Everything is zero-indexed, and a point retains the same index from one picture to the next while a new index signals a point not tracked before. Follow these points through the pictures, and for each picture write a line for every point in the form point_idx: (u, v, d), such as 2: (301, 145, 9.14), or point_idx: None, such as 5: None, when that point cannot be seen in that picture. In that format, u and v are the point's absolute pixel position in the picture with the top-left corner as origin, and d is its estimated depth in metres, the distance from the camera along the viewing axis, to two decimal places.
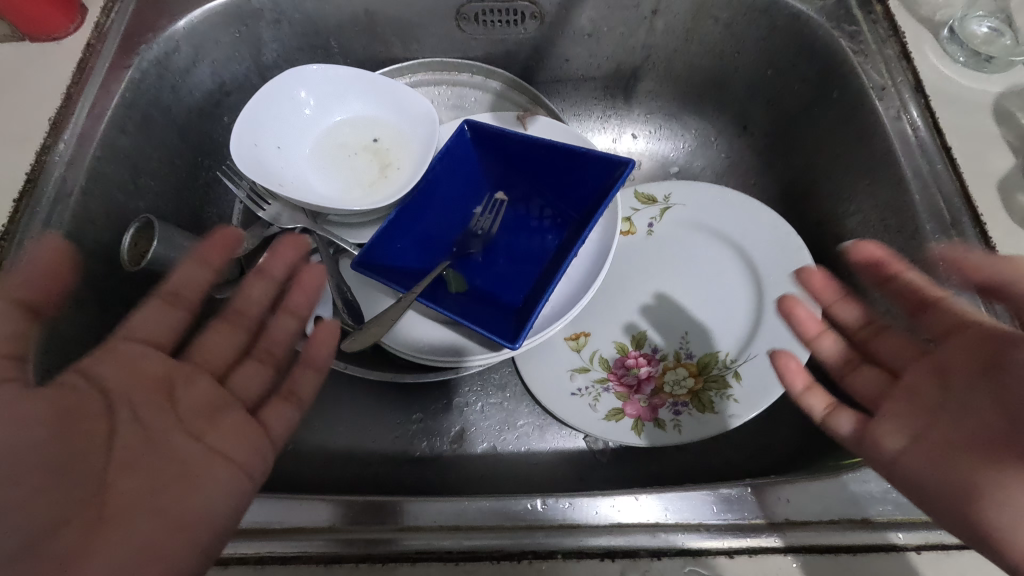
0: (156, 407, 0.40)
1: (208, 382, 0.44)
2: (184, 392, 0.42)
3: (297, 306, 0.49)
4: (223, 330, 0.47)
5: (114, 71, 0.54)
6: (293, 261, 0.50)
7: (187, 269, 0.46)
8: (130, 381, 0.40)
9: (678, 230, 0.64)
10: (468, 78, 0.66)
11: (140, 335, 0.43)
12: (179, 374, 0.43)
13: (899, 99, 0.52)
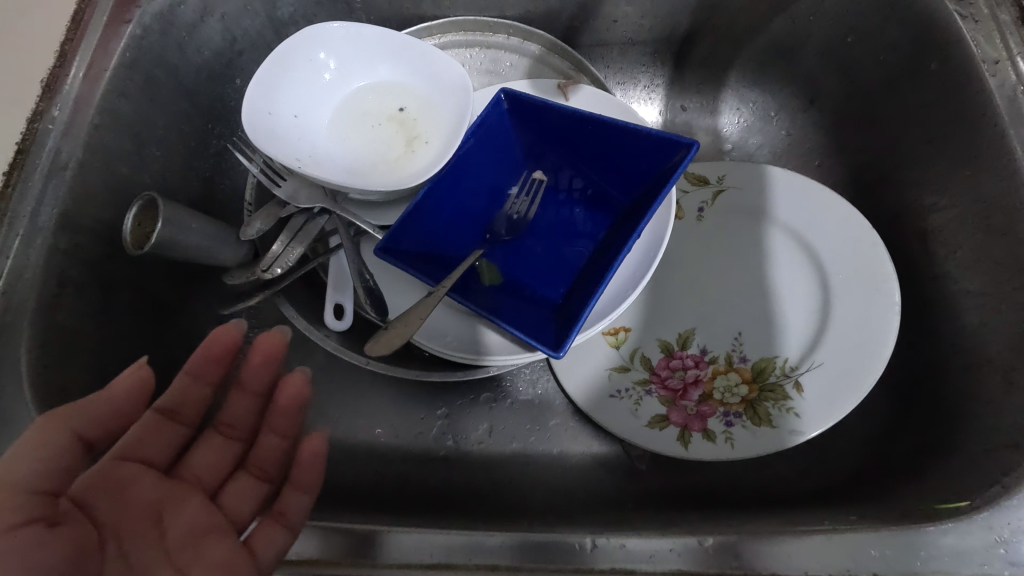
0: (146, 543, 0.36)
1: (201, 505, 0.40)
2: (176, 517, 0.38)
3: (283, 428, 0.45)
4: (213, 442, 0.44)
5: (113, 26, 0.47)
6: (269, 375, 0.44)
7: (181, 386, 0.42)
8: (119, 508, 0.36)
9: (733, 217, 0.57)
10: (504, 40, 0.59)
11: (136, 455, 0.40)
12: (168, 497, 0.39)
13: (1015, 72, 0.43)
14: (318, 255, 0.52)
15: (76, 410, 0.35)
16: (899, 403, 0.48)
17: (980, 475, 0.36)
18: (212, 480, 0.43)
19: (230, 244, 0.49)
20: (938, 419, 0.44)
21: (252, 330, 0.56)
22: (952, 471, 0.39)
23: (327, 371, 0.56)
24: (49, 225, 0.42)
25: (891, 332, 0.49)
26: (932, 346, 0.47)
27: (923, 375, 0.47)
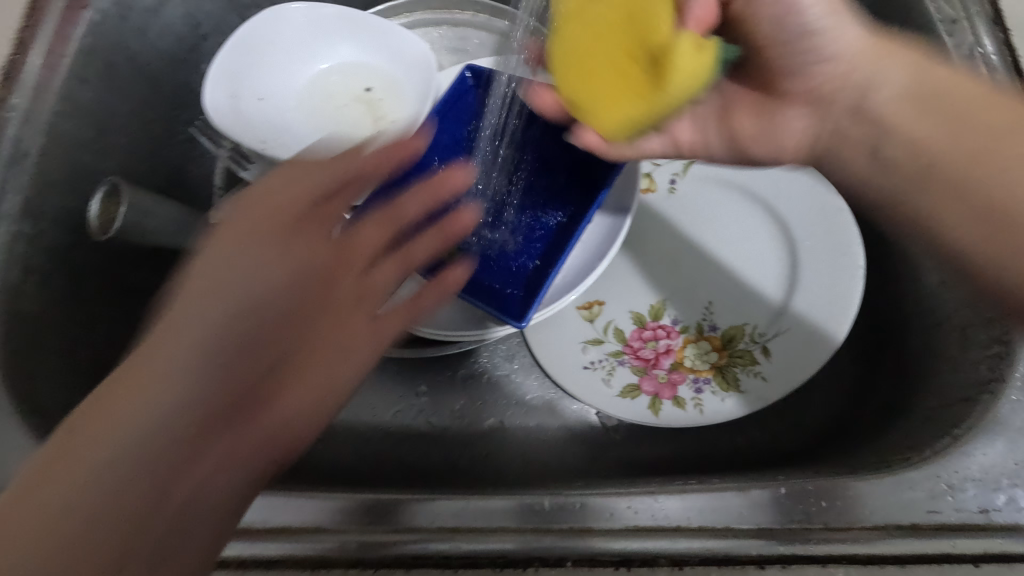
0: (302, 329, 0.35)
1: (357, 274, 0.38)
2: (333, 297, 0.37)
3: (441, 282, 0.41)
4: (374, 229, 0.40)
5: (69, 11, 0.47)
6: (434, 242, 0.41)
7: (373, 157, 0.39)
8: (276, 257, 0.35)
9: (703, 188, 0.58)
10: (471, 17, 0.59)
11: (297, 189, 0.36)
12: (327, 273, 0.37)
13: (972, 32, 0.44)
14: None
15: (251, 217, 0.35)
16: (866, 366, 0.48)
17: (934, 429, 0.37)
18: (370, 253, 0.39)
19: (198, 228, 0.49)
20: (902, 376, 0.44)
21: None
22: (910, 426, 0.39)
23: None
24: (11, 212, 0.42)
25: (856, 295, 0.49)
26: (896, 307, 0.47)
27: (887, 337, 0.48)
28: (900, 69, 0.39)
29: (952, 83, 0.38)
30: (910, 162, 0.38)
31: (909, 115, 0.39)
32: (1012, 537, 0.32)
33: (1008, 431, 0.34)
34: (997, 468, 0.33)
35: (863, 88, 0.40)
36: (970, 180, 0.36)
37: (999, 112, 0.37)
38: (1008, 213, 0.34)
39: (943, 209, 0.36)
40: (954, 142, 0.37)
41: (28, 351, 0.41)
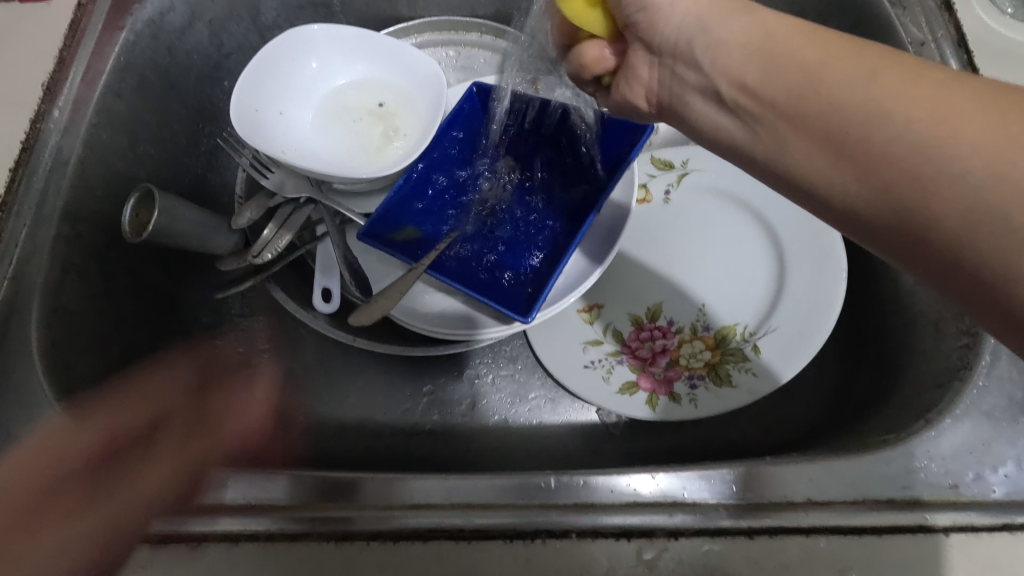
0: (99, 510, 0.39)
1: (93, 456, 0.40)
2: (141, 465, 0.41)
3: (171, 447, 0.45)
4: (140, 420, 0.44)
5: (108, 32, 0.51)
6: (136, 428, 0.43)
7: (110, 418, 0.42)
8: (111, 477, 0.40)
9: (696, 198, 0.61)
10: (478, 38, 0.63)
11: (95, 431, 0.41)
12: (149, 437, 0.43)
13: (939, 54, 0.48)
14: (305, 244, 0.55)
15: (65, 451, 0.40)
16: (849, 362, 0.51)
17: (909, 414, 0.41)
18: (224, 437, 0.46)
19: (223, 232, 0.52)
20: (882, 368, 0.48)
21: (245, 317, 0.59)
22: (891, 412, 0.43)
23: (318, 350, 0.59)
24: (55, 216, 0.46)
25: (841, 294, 0.52)
26: (877, 307, 0.51)
27: (869, 334, 0.51)
28: (731, 19, 0.35)
29: (793, 34, 0.33)
30: (773, 125, 0.34)
31: (752, 69, 0.34)
32: (978, 510, 0.36)
33: (973, 415, 0.38)
34: (965, 447, 0.37)
35: (686, 46, 0.36)
36: (853, 151, 0.30)
37: (885, 79, 0.30)
38: (912, 175, 0.28)
39: (842, 185, 0.31)
40: (800, 102, 0.32)
41: (68, 347, 0.44)
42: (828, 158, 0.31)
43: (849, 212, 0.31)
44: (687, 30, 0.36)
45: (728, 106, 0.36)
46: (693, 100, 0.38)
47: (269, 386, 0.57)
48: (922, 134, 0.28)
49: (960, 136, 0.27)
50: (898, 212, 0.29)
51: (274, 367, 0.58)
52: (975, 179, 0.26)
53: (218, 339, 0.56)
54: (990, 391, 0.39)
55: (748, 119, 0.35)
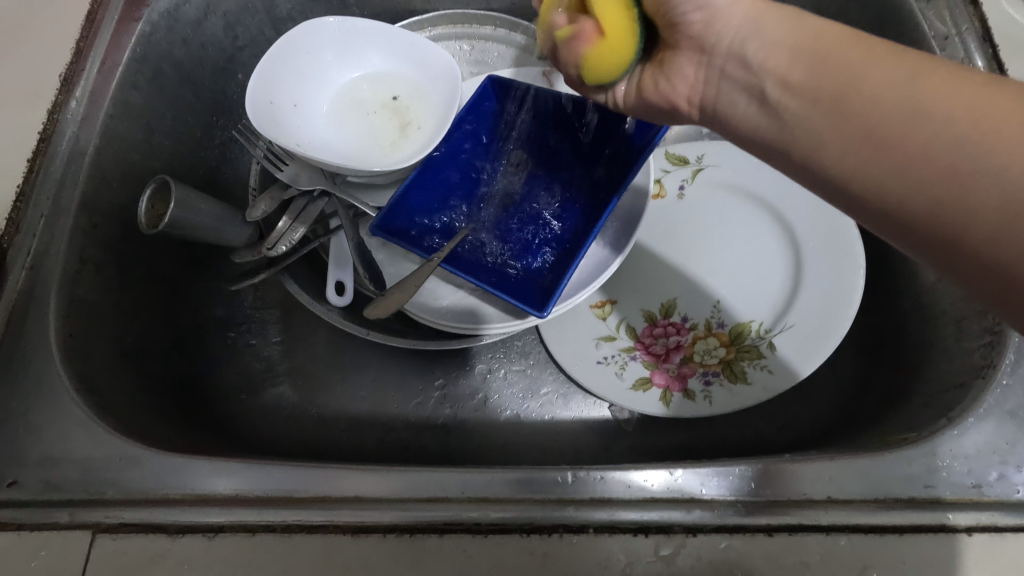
0: None
1: None
2: None
3: None
4: None
5: (124, 23, 0.51)
6: None
7: None
8: None
9: (711, 193, 0.61)
10: (491, 32, 0.63)
11: None
12: None
13: (962, 48, 0.48)
14: (318, 236, 0.55)
15: None
16: (867, 360, 0.51)
17: (930, 412, 0.40)
18: None
19: (237, 225, 0.52)
20: (900, 367, 0.47)
21: (258, 309, 0.59)
22: (910, 410, 0.42)
23: (330, 344, 0.59)
24: (72, 207, 0.46)
25: (858, 293, 0.52)
26: (895, 304, 0.50)
27: (888, 333, 0.50)
28: (778, 22, 0.36)
29: (840, 36, 0.33)
30: (814, 123, 0.33)
31: (797, 70, 0.34)
32: (1001, 511, 0.35)
33: (997, 413, 0.37)
34: (988, 446, 0.37)
35: (735, 46, 0.36)
36: (896, 148, 0.30)
37: (931, 80, 0.29)
38: (952, 172, 0.28)
39: (881, 184, 0.30)
40: (844, 100, 0.32)
41: (85, 338, 0.44)
42: (867, 155, 0.31)
43: (884, 212, 0.31)
44: (737, 29, 0.36)
45: (770, 107, 0.35)
46: (737, 100, 0.38)
47: (282, 378, 0.57)
48: (965, 133, 0.28)
49: (1002, 137, 0.27)
50: (937, 211, 0.28)
51: (287, 360, 0.58)
52: (1020, 176, 0.26)
53: (231, 332, 0.57)
54: (1015, 391, 0.38)
55: (786, 118, 0.35)
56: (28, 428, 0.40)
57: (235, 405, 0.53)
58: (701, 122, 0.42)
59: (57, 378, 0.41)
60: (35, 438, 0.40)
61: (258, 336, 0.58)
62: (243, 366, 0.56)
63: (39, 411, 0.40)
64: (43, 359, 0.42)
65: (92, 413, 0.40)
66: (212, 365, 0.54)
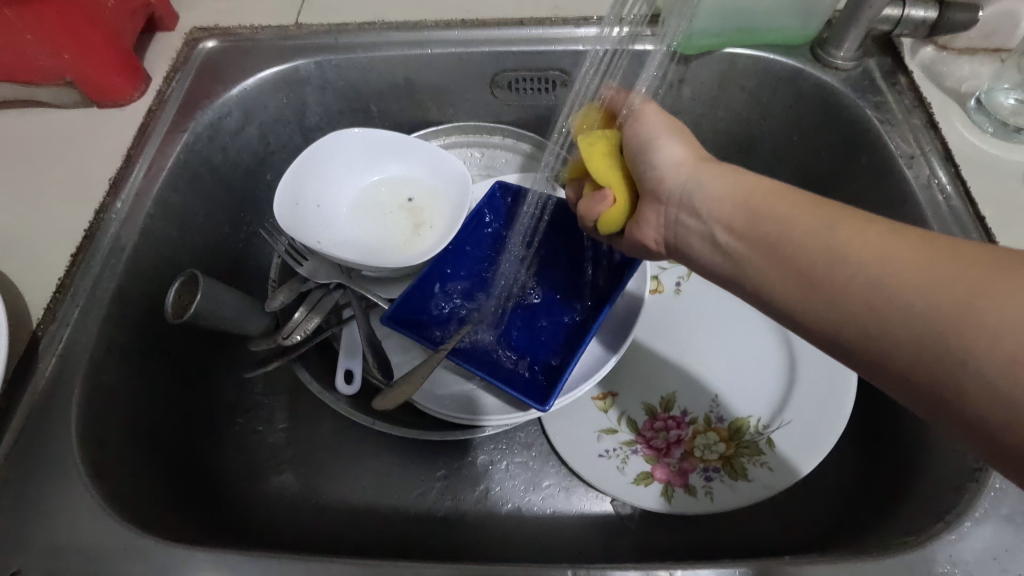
0: None
1: None
2: None
3: None
4: None
5: (172, 133, 0.58)
6: None
7: None
8: None
9: (706, 291, 0.64)
10: (501, 141, 0.69)
11: None
12: None
13: (927, 167, 0.53)
14: (331, 326, 0.58)
15: None
16: (863, 457, 0.51)
17: (927, 515, 0.40)
18: None
19: (257, 315, 0.55)
20: (898, 465, 0.48)
21: (268, 395, 0.61)
22: (910, 513, 0.42)
23: (336, 431, 0.60)
24: (105, 299, 0.49)
25: (852, 391, 0.54)
26: (887, 402, 0.52)
27: (882, 430, 0.51)
28: (715, 177, 0.41)
29: (768, 192, 0.38)
30: (756, 263, 0.37)
31: (738, 217, 0.39)
32: None
33: (992, 518, 0.38)
34: (987, 551, 0.37)
35: (685, 197, 0.42)
36: (822, 289, 0.33)
37: (840, 232, 0.33)
38: (869, 308, 0.31)
39: (818, 318, 0.34)
40: (777, 246, 0.36)
41: (104, 425, 0.46)
42: (804, 292, 0.34)
43: (828, 341, 0.34)
44: (683, 182, 0.42)
45: (721, 248, 0.40)
46: (696, 243, 0.42)
47: (286, 465, 0.58)
48: (873, 274, 0.31)
49: (902, 277, 0.30)
50: (867, 341, 0.31)
51: (293, 446, 0.59)
52: (922, 311, 0.29)
53: (240, 417, 0.58)
54: (1008, 494, 0.39)
55: (736, 258, 0.39)
56: (40, 516, 0.41)
57: (239, 493, 0.54)
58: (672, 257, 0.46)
59: (73, 465, 0.42)
60: (46, 528, 0.40)
61: (266, 422, 0.60)
62: (250, 453, 0.57)
63: (53, 499, 0.41)
64: (61, 446, 0.43)
65: (103, 501, 0.41)
66: (219, 450, 0.55)
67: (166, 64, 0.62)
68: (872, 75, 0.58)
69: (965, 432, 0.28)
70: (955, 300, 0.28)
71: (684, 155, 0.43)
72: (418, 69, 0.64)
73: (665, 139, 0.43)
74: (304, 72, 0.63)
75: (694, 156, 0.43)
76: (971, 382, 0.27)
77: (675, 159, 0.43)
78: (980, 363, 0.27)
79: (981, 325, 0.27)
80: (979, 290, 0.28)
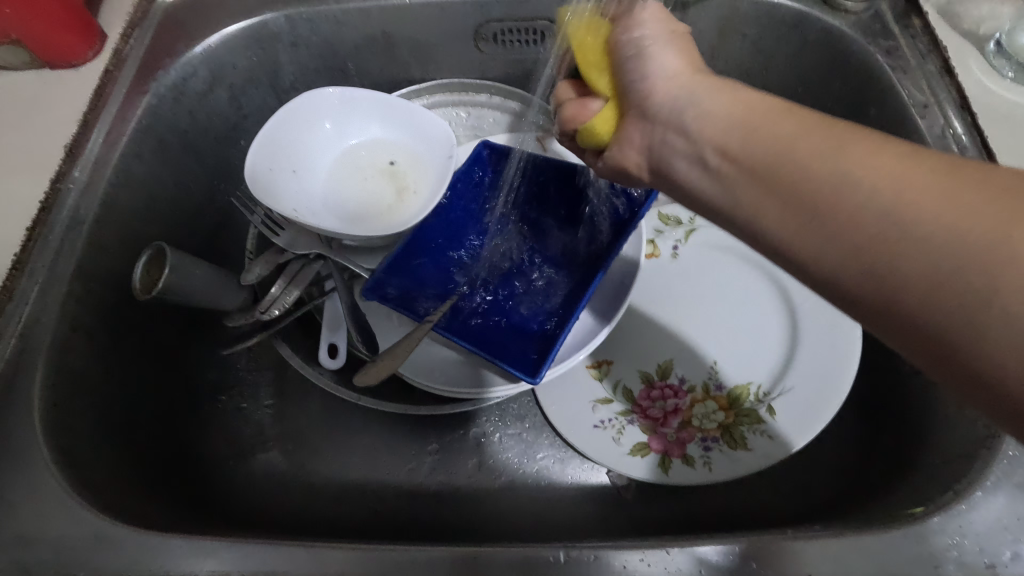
0: None
1: None
2: None
3: None
4: None
5: (132, 95, 0.54)
6: None
7: None
8: None
9: (704, 254, 0.61)
10: (487, 99, 0.65)
11: None
12: None
13: (942, 115, 0.49)
14: (313, 299, 0.55)
15: None
16: (867, 423, 0.50)
17: (935, 484, 0.39)
18: None
19: (232, 289, 0.52)
20: (903, 431, 0.46)
21: (251, 371, 0.58)
22: (917, 481, 0.41)
23: (322, 408, 0.58)
24: (66, 275, 0.46)
25: (853, 357, 0.52)
26: (894, 370, 0.49)
27: (887, 395, 0.49)
28: (713, 96, 0.36)
29: (770, 111, 0.33)
30: (749, 188, 0.33)
31: (733, 136, 0.34)
32: None
33: (1006, 486, 0.36)
34: (1001, 522, 0.35)
35: (676, 115, 0.37)
36: (827, 215, 0.29)
37: (852, 150, 0.29)
38: (883, 240, 0.27)
39: (819, 252, 0.29)
40: (775, 170, 0.31)
41: (69, 407, 0.43)
42: (803, 219, 0.30)
43: (823, 279, 0.30)
44: (675, 99, 0.37)
45: (712, 172, 0.35)
46: (682, 166, 0.37)
47: (272, 443, 0.56)
48: (890, 201, 0.27)
49: (921, 205, 0.26)
50: (875, 279, 0.28)
51: (278, 424, 0.57)
52: (942, 244, 0.25)
53: (222, 395, 0.56)
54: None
55: (731, 185, 0.34)
56: (7, 506, 0.39)
57: (223, 473, 0.52)
58: (654, 184, 0.41)
59: (38, 452, 0.40)
60: (14, 518, 0.38)
61: (251, 399, 0.58)
62: (234, 431, 0.55)
63: (19, 488, 0.39)
64: (24, 433, 0.40)
65: (72, 488, 0.39)
66: (200, 430, 0.53)
67: (123, 20, 0.58)
68: (884, 19, 0.54)
69: (970, 387, 0.26)
70: (986, 234, 0.25)
71: (680, 68, 0.37)
72: (396, 22, 0.60)
73: (658, 45, 0.38)
74: (273, 27, 0.58)
75: (690, 70, 0.37)
76: (992, 323, 0.24)
77: (669, 69, 0.37)
78: (1007, 302, 0.24)
79: (1018, 259, 0.24)
80: (1015, 222, 0.24)
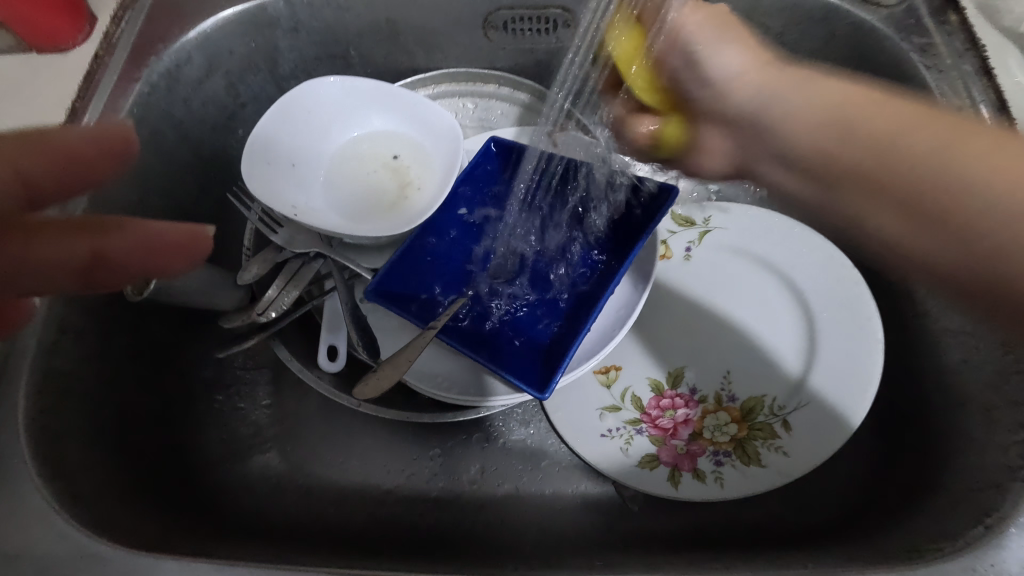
0: None
1: None
2: None
3: None
4: None
5: (123, 83, 0.51)
6: None
7: None
8: None
9: (719, 256, 0.58)
10: (495, 90, 0.62)
11: None
12: None
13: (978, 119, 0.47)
14: (312, 298, 0.53)
15: None
16: (887, 440, 0.48)
17: (965, 517, 0.38)
18: None
19: (228, 288, 0.50)
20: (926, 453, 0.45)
21: (249, 369, 0.56)
22: (943, 511, 0.40)
23: (320, 410, 0.56)
24: None
25: (875, 373, 0.49)
26: (917, 387, 0.48)
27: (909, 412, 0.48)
28: (801, 92, 0.35)
29: (867, 107, 0.33)
30: (855, 197, 0.33)
31: (831, 143, 0.34)
32: None
33: None
34: None
35: (755, 115, 0.37)
36: (950, 224, 0.30)
37: (974, 155, 0.30)
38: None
39: (937, 261, 0.31)
40: (878, 178, 0.32)
41: (57, 412, 0.42)
42: (922, 226, 0.31)
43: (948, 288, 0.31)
44: (750, 96, 0.37)
45: (807, 178, 0.36)
46: (769, 171, 0.38)
47: (269, 445, 0.55)
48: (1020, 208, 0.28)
49: None
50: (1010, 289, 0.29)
51: (276, 425, 0.55)
52: None
53: (218, 395, 0.54)
54: None
55: (827, 197, 0.35)
56: None
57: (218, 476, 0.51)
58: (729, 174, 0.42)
59: (22, 462, 0.38)
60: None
61: (248, 399, 0.56)
62: (230, 432, 0.54)
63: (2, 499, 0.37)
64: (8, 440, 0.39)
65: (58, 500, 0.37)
66: (195, 432, 0.52)
67: None
68: (920, 13, 0.51)
69: None
70: None
71: (746, 57, 0.38)
72: (402, 8, 0.57)
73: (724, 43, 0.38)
74: (272, 12, 0.55)
75: (758, 61, 0.38)
76: None
77: (737, 60, 0.38)
78: None
79: None
80: None
